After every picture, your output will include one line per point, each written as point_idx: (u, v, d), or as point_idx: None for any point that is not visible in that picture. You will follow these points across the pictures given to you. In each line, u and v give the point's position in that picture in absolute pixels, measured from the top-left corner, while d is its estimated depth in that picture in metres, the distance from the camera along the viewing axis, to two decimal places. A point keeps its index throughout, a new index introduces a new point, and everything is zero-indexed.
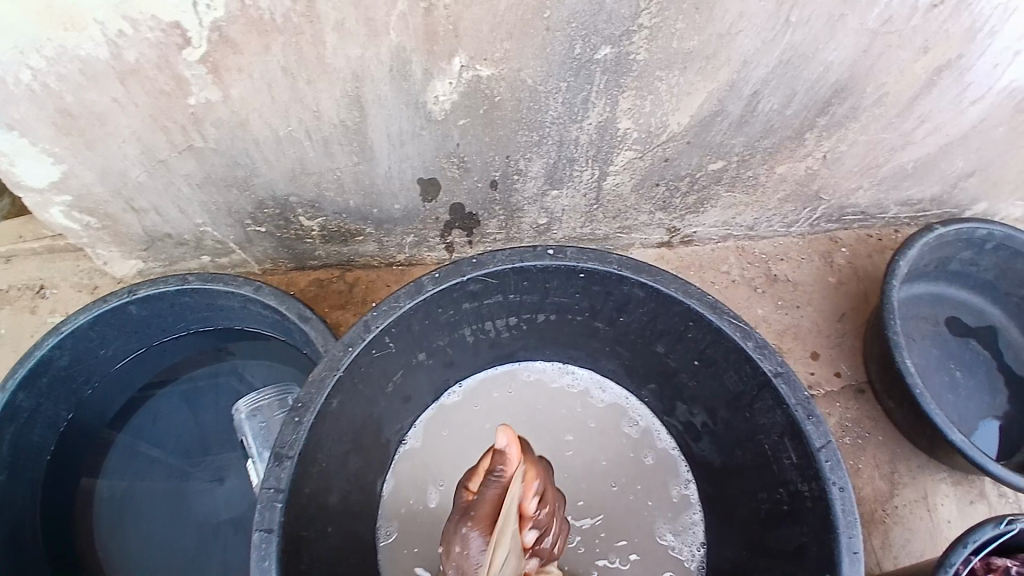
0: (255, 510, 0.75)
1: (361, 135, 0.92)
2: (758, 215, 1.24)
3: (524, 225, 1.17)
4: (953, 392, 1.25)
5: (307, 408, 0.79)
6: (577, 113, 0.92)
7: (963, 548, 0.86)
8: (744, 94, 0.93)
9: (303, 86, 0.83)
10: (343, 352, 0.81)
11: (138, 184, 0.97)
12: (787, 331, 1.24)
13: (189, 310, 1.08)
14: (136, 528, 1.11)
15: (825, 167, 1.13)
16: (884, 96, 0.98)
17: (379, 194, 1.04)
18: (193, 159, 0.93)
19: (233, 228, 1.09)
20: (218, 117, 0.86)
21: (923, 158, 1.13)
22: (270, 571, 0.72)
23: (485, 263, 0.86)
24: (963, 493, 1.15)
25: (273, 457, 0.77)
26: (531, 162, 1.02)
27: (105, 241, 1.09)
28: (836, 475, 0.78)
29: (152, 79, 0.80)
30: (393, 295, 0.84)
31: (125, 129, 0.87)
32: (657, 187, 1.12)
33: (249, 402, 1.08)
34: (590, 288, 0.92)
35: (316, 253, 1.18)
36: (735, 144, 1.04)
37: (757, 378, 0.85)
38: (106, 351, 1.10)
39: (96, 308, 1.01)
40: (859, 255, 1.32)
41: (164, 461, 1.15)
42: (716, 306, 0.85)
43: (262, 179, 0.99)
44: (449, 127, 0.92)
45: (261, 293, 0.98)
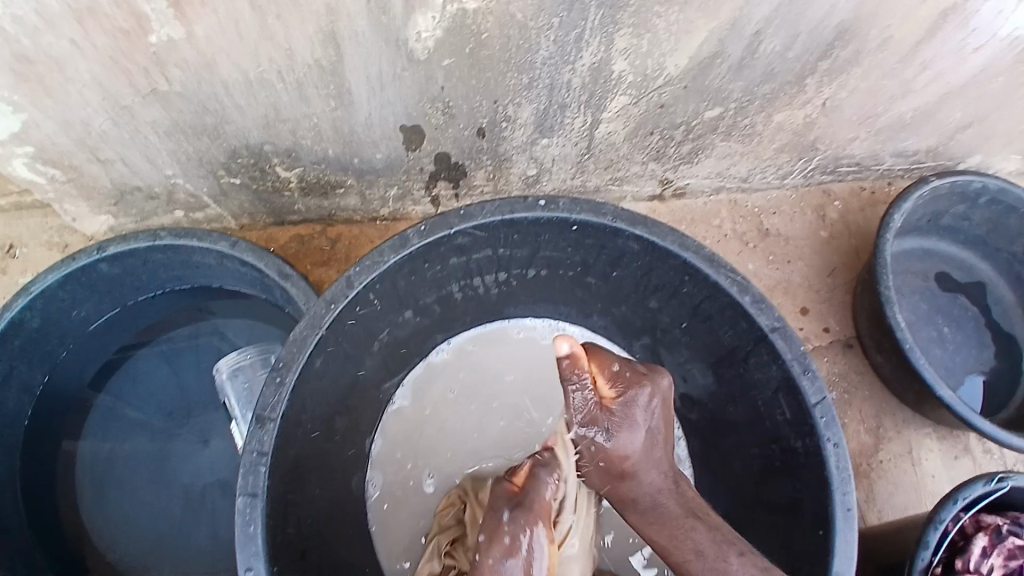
0: (238, 475, 0.72)
1: (339, 76, 0.86)
2: (752, 166, 1.20)
3: (512, 177, 1.13)
4: (941, 346, 1.25)
5: (288, 369, 0.75)
6: (569, 53, 0.87)
7: (953, 505, 0.86)
8: (746, 34, 0.88)
9: (273, 23, 0.76)
10: (325, 310, 0.77)
11: (103, 134, 0.91)
12: (778, 285, 1.22)
13: (162, 267, 1.03)
14: (120, 491, 1.09)
15: (824, 115, 1.09)
16: (888, 40, 0.93)
17: (359, 144, 0.99)
18: (159, 105, 0.87)
19: (205, 181, 1.04)
20: (184, 58, 0.80)
21: (923, 107, 1.09)
22: (256, 535, 0.70)
23: (473, 215, 0.81)
24: (948, 447, 1.16)
25: (254, 420, 0.73)
26: (521, 108, 0.96)
27: (72, 196, 1.03)
28: (832, 432, 0.77)
29: (110, 17, 0.73)
30: (377, 249, 0.80)
31: (85, 74, 0.80)
32: (651, 135, 1.07)
33: (231, 361, 1.05)
34: (583, 241, 0.88)
35: (295, 207, 1.12)
36: (734, 89, 0.99)
37: (753, 333, 0.83)
38: (78, 312, 1.05)
39: (63, 267, 0.96)
40: (851, 209, 1.29)
41: (146, 424, 1.12)
42: (714, 260, 0.82)
43: (233, 127, 0.93)
44: (432, 68, 0.87)
45: (237, 249, 0.93)
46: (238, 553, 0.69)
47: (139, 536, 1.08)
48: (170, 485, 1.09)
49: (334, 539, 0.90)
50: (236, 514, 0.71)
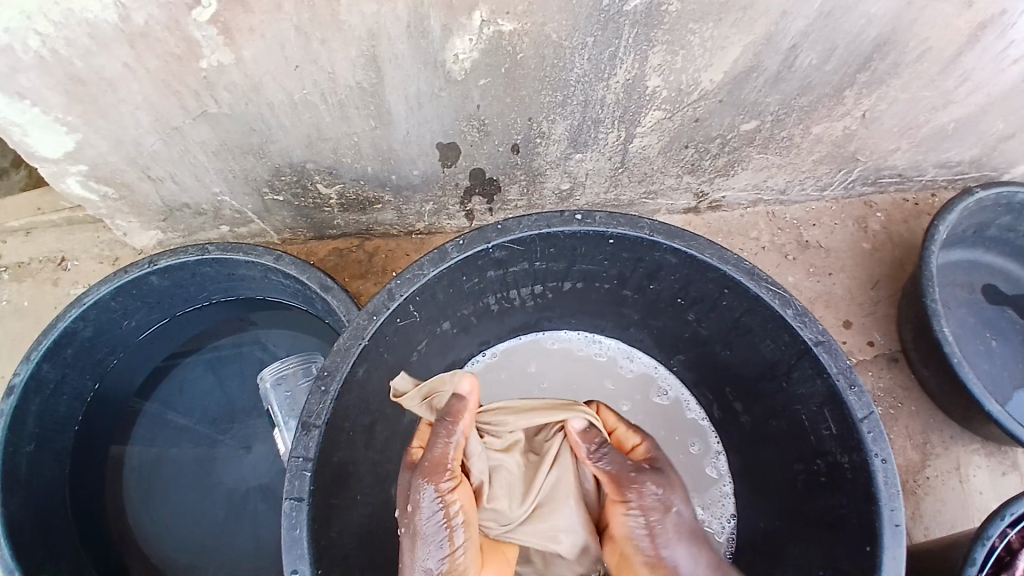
0: (284, 479, 0.74)
1: (378, 97, 0.88)
2: (790, 178, 1.18)
3: (546, 191, 1.14)
4: (990, 361, 1.21)
5: (332, 377, 0.78)
6: (603, 70, 0.87)
7: (1001, 520, 0.83)
8: (782, 48, 0.88)
9: (317, 47, 0.79)
10: (368, 321, 0.79)
11: (154, 152, 0.95)
12: (818, 298, 1.20)
13: (209, 280, 1.07)
14: (167, 495, 1.13)
15: (864, 126, 1.07)
16: (930, 50, 0.91)
17: (397, 159, 1.01)
18: (207, 125, 0.91)
19: (250, 197, 1.07)
20: (231, 80, 0.83)
21: (967, 117, 1.07)
22: (301, 539, 0.73)
23: (510, 230, 0.82)
24: (996, 464, 1.12)
25: (299, 426, 0.75)
26: (555, 124, 0.97)
27: (124, 212, 1.08)
28: (879, 446, 0.75)
29: (163, 42, 0.77)
30: (416, 264, 0.81)
31: (137, 95, 0.84)
32: (686, 148, 1.07)
33: (273, 371, 1.09)
34: (619, 255, 0.89)
35: (335, 222, 1.16)
36: (770, 103, 0.99)
37: (795, 347, 0.82)
38: (129, 322, 1.10)
39: (118, 279, 1.00)
40: (895, 220, 1.26)
41: (190, 430, 1.16)
42: (754, 273, 0.81)
43: (278, 146, 0.96)
44: (468, 87, 0.88)
45: (281, 262, 0.96)
46: (283, 556, 0.72)
47: (184, 540, 1.11)
48: (214, 490, 1.13)
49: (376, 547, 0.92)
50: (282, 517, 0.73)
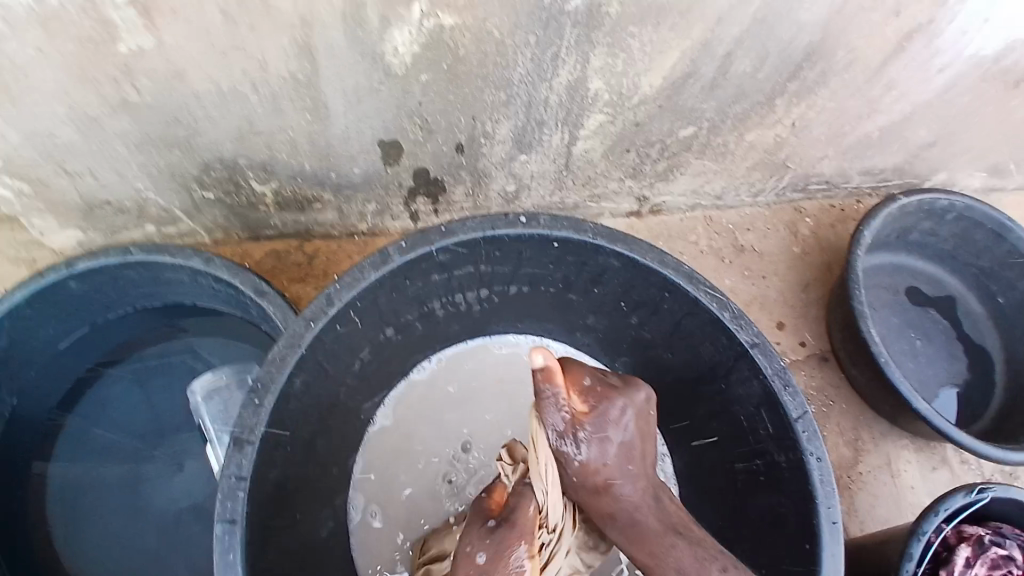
0: (216, 501, 0.70)
1: (313, 89, 0.86)
2: (726, 183, 1.22)
3: (491, 192, 1.13)
4: (913, 360, 1.27)
5: (267, 390, 0.74)
6: (545, 70, 0.88)
7: (934, 516, 0.87)
8: (717, 55, 0.90)
9: (246, 33, 0.76)
10: (305, 329, 0.76)
11: (71, 145, 0.90)
12: (753, 301, 1.24)
13: (134, 285, 1.01)
14: (93, 521, 1.06)
15: (794, 134, 1.11)
16: (854, 61, 0.96)
17: (337, 157, 0.99)
18: (129, 116, 0.86)
19: (178, 194, 1.02)
20: (153, 67, 0.79)
21: (888, 126, 1.12)
22: (235, 563, 0.68)
23: (454, 232, 0.81)
24: (925, 459, 1.17)
25: (231, 443, 0.71)
26: (499, 124, 0.97)
27: (39, 210, 1.01)
28: (813, 445, 0.77)
29: (76, 25, 0.72)
30: (357, 268, 0.79)
31: (49, 82, 0.79)
32: (628, 152, 1.09)
33: (206, 384, 1.02)
34: (564, 258, 0.88)
35: (271, 221, 1.11)
36: (707, 109, 1.01)
37: (733, 348, 0.83)
38: (48, 333, 1.02)
39: (32, 284, 0.93)
40: (823, 225, 1.31)
41: (117, 447, 1.09)
42: (692, 277, 0.83)
43: (206, 139, 0.92)
44: (410, 83, 0.87)
45: (212, 265, 0.91)
46: None
47: (116, 569, 1.04)
48: (146, 512, 1.06)
49: (314, 564, 0.88)
50: (215, 541, 0.69)
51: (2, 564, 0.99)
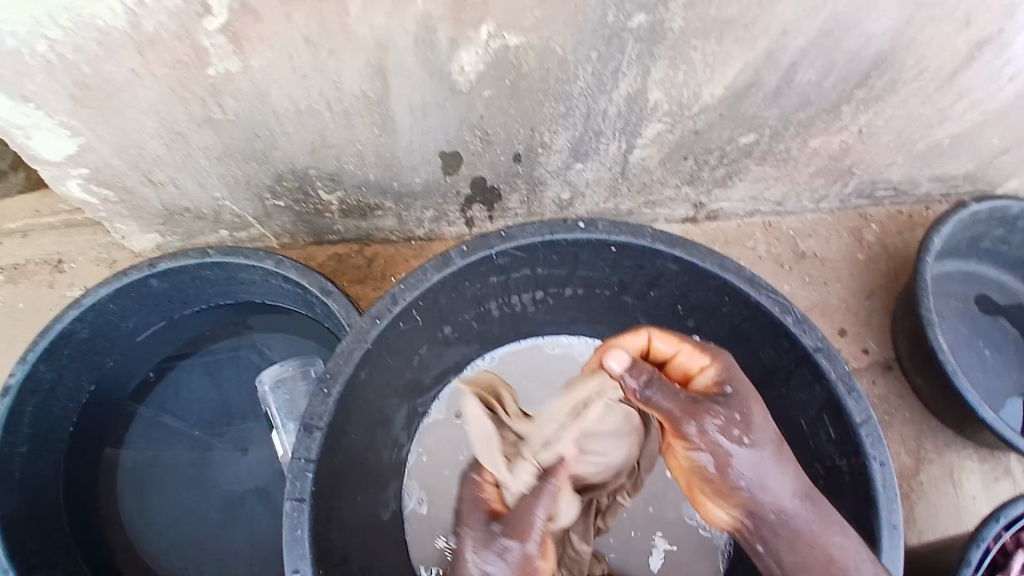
0: (286, 480, 0.74)
1: (384, 106, 0.89)
2: (787, 189, 1.20)
3: (546, 199, 1.15)
4: (981, 370, 1.23)
5: (335, 380, 0.78)
6: (606, 84, 0.89)
7: (996, 522, 0.85)
8: (781, 64, 0.89)
9: (326, 56, 0.80)
10: (371, 325, 0.80)
11: (157, 157, 0.95)
12: (814, 306, 1.22)
13: (208, 283, 1.07)
14: (161, 497, 1.14)
15: (859, 141, 1.09)
16: (924, 70, 0.93)
17: (400, 167, 1.02)
18: (212, 131, 0.91)
19: (253, 202, 1.08)
20: (237, 88, 0.84)
21: (958, 134, 1.09)
22: (302, 539, 0.73)
23: (514, 237, 0.83)
24: (989, 469, 1.14)
25: (302, 429, 0.76)
26: (557, 135, 0.98)
27: (123, 216, 1.08)
28: (877, 451, 0.76)
29: (172, 49, 0.77)
30: (422, 269, 0.82)
31: (142, 102, 0.85)
32: (686, 160, 1.08)
33: (273, 373, 1.09)
34: (621, 262, 0.90)
35: (335, 228, 1.16)
36: (769, 116, 1.00)
37: (795, 353, 0.83)
38: (127, 323, 1.09)
39: (116, 281, 1.00)
40: (889, 232, 1.28)
41: (187, 433, 1.16)
42: (753, 280, 0.83)
43: (282, 152, 0.96)
44: (473, 99, 0.89)
45: (283, 266, 0.96)
46: (285, 557, 0.72)
47: (180, 542, 1.12)
48: (213, 491, 1.13)
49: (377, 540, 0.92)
50: (284, 518, 0.74)
51: (71, 534, 1.08)
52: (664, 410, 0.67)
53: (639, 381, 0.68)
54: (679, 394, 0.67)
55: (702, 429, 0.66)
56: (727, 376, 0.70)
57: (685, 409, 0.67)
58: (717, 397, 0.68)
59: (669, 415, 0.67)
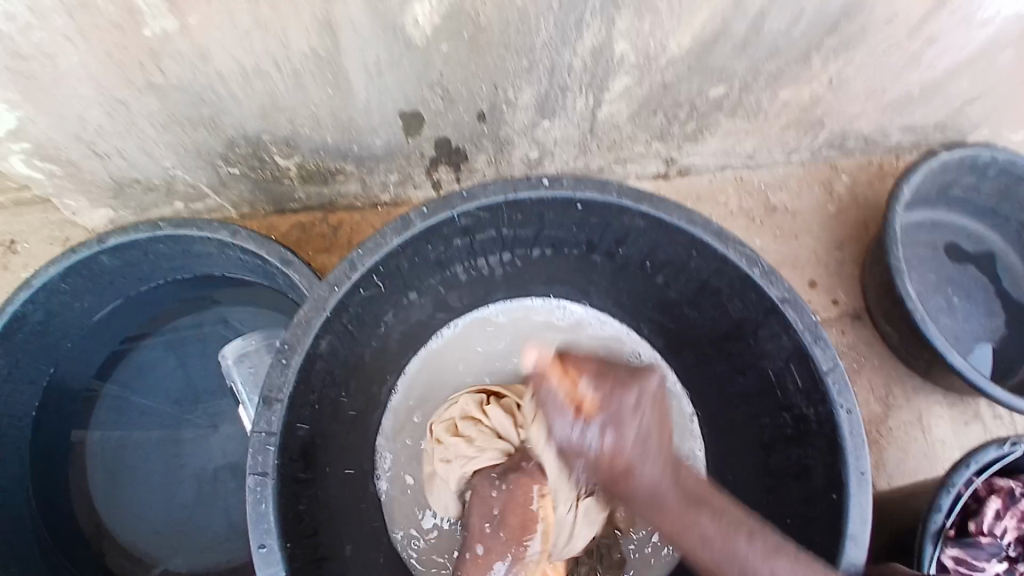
0: (247, 455, 0.72)
1: (335, 65, 0.84)
2: (758, 143, 1.18)
3: (514, 159, 1.11)
4: (949, 316, 1.24)
5: (294, 350, 0.75)
6: (568, 37, 0.85)
7: (966, 468, 0.85)
8: (750, 13, 0.86)
9: (267, 11, 0.74)
10: (329, 292, 0.76)
11: (99, 128, 0.90)
12: (785, 260, 1.21)
13: (165, 257, 1.02)
14: (132, 479, 1.10)
15: (831, 91, 1.06)
16: (896, 16, 0.91)
17: (358, 129, 0.97)
18: (154, 98, 0.86)
19: (205, 171, 1.02)
20: (178, 50, 0.78)
21: (931, 81, 1.07)
22: (268, 514, 0.71)
23: (477, 196, 0.80)
24: (958, 414, 1.16)
25: (261, 401, 0.73)
26: (521, 91, 0.95)
27: (70, 190, 1.02)
28: (844, 398, 0.76)
29: (102, 10, 0.71)
30: (381, 232, 0.78)
31: (78, 68, 0.79)
32: (655, 114, 1.05)
33: (236, 347, 1.03)
34: (589, 220, 0.87)
35: (296, 194, 1.11)
36: (738, 68, 0.97)
37: (762, 305, 0.82)
38: (83, 304, 1.04)
39: (65, 260, 0.95)
40: (860, 183, 1.27)
41: (158, 411, 1.12)
42: (721, 234, 0.81)
43: (231, 117, 0.91)
44: (430, 54, 0.85)
45: (239, 237, 0.92)
46: (251, 531, 0.70)
47: (154, 522, 1.09)
48: (187, 468, 1.10)
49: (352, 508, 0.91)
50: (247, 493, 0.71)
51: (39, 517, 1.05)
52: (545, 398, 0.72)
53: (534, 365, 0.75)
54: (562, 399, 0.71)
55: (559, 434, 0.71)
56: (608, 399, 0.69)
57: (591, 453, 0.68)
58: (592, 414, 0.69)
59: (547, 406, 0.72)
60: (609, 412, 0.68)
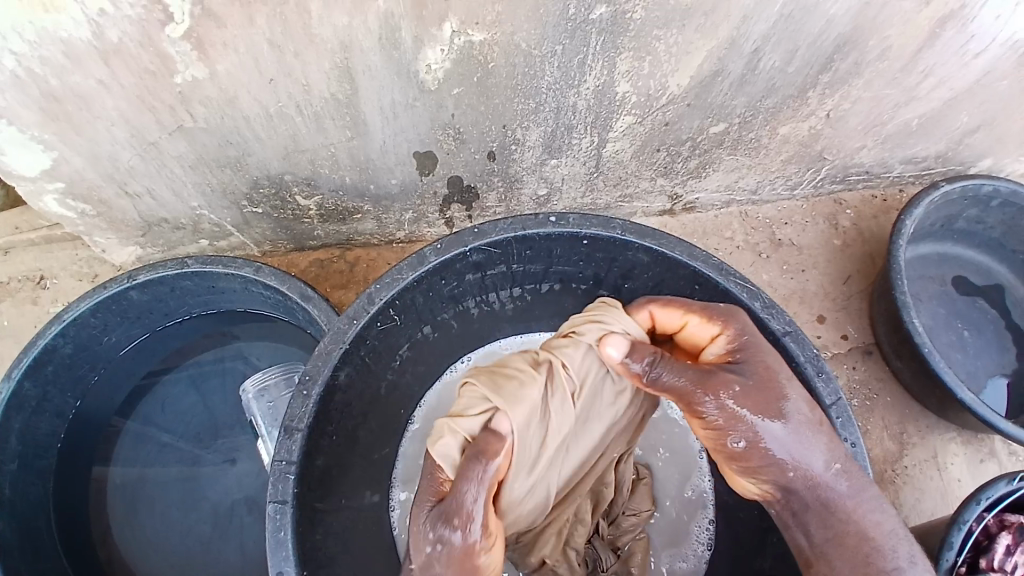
0: (268, 483, 0.74)
1: (353, 108, 0.90)
2: (761, 178, 1.22)
3: (524, 196, 1.15)
4: (961, 350, 1.24)
5: (314, 381, 0.78)
6: (573, 77, 0.90)
7: (976, 505, 0.85)
8: (745, 51, 0.91)
9: (291, 59, 0.81)
10: (348, 325, 0.80)
11: (131, 168, 0.96)
12: (793, 294, 1.23)
13: (190, 293, 1.07)
14: (149, 513, 1.12)
15: (829, 126, 1.10)
16: (887, 50, 0.95)
17: (374, 170, 1.03)
18: (184, 140, 0.92)
19: (229, 210, 1.08)
20: (206, 95, 0.84)
21: (927, 114, 1.10)
22: (285, 541, 0.72)
23: (487, 233, 0.83)
24: (973, 452, 1.15)
25: (282, 431, 0.76)
26: (529, 131, 1.00)
27: (101, 228, 1.08)
28: (848, 431, 0.77)
29: (137, 58, 0.78)
30: (396, 268, 0.82)
31: (112, 111, 0.85)
32: (658, 152, 1.10)
33: (256, 380, 1.06)
34: (594, 255, 0.90)
35: (315, 233, 1.16)
36: (737, 105, 1.02)
37: (765, 338, 0.84)
38: (109, 338, 1.09)
39: (96, 295, 1.00)
40: (864, 217, 1.30)
41: (177, 444, 1.15)
42: (722, 269, 0.84)
43: (255, 159, 0.97)
44: (442, 96, 0.90)
45: (262, 273, 0.96)
46: (268, 558, 0.72)
47: (169, 557, 1.10)
48: (202, 504, 1.12)
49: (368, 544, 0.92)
50: (266, 521, 0.73)
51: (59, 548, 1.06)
52: (672, 382, 0.68)
53: (641, 364, 0.70)
54: (689, 369, 0.68)
55: (719, 399, 0.66)
56: (738, 342, 0.71)
57: (755, 417, 0.66)
58: (728, 364, 0.70)
59: (679, 389, 0.68)
60: (747, 360, 0.69)
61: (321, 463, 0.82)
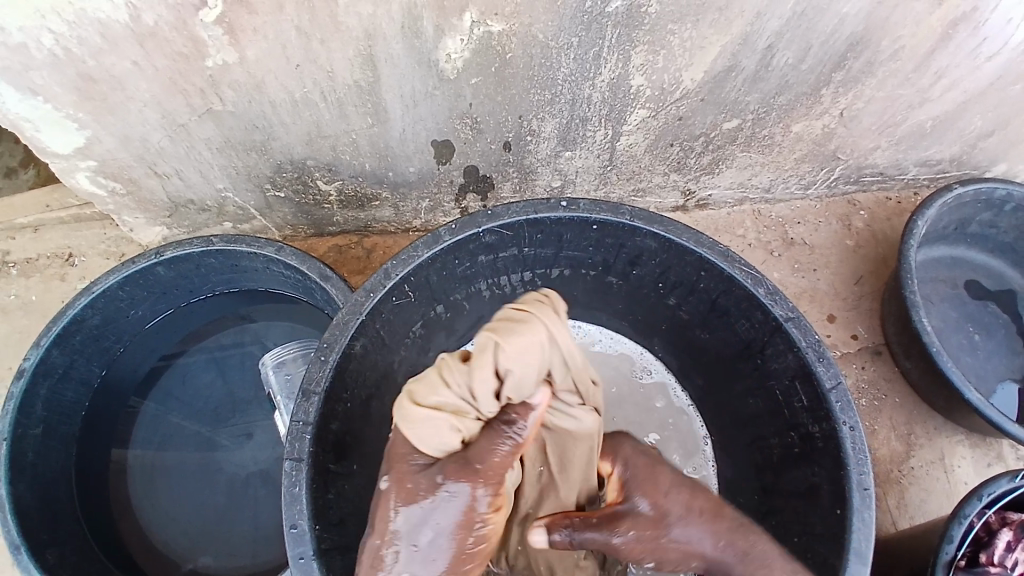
0: (285, 441, 0.77)
1: (375, 95, 0.93)
2: (774, 176, 1.23)
3: (538, 187, 1.18)
4: (972, 354, 1.24)
5: (331, 348, 0.81)
6: (588, 70, 0.92)
7: (978, 500, 0.85)
8: (758, 48, 0.92)
9: (317, 46, 0.84)
10: (365, 298, 0.83)
11: (161, 149, 1.00)
12: (803, 293, 1.24)
13: (214, 271, 1.11)
14: (168, 483, 1.16)
15: (842, 125, 1.11)
16: (901, 50, 0.96)
17: (394, 157, 1.06)
18: (212, 123, 0.95)
19: (253, 193, 1.12)
20: (235, 79, 0.88)
21: (942, 115, 1.11)
22: (300, 496, 0.76)
23: (500, 215, 0.86)
24: (981, 455, 1.15)
25: (301, 393, 0.79)
26: (544, 122, 1.02)
27: (130, 208, 1.12)
28: (847, 415, 0.78)
29: (170, 41, 0.81)
30: (411, 245, 0.85)
31: (145, 93, 0.89)
32: (671, 147, 1.11)
33: (274, 354, 1.09)
34: (603, 241, 0.92)
35: (334, 219, 1.20)
36: (750, 102, 1.03)
37: (768, 324, 0.85)
38: (136, 312, 1.13)
39: (125, 270, 1.04)
40: (878, 218, 1.31)
41: (196, 418, 1.19)
42: (727, 255, 0.85)
43: (280, 143, 1.01)
44: (461, 86, 0.93)
45: (283, 253, 0.99)
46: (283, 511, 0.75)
47: (185, 526, 1.13)
48: (218, 477, 1.16)
49: None
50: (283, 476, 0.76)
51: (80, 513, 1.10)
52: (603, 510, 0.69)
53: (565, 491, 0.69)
54: None
55: None
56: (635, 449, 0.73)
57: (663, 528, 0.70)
58: None
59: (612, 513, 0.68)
60: None
61: (336, 438, 0.85)
